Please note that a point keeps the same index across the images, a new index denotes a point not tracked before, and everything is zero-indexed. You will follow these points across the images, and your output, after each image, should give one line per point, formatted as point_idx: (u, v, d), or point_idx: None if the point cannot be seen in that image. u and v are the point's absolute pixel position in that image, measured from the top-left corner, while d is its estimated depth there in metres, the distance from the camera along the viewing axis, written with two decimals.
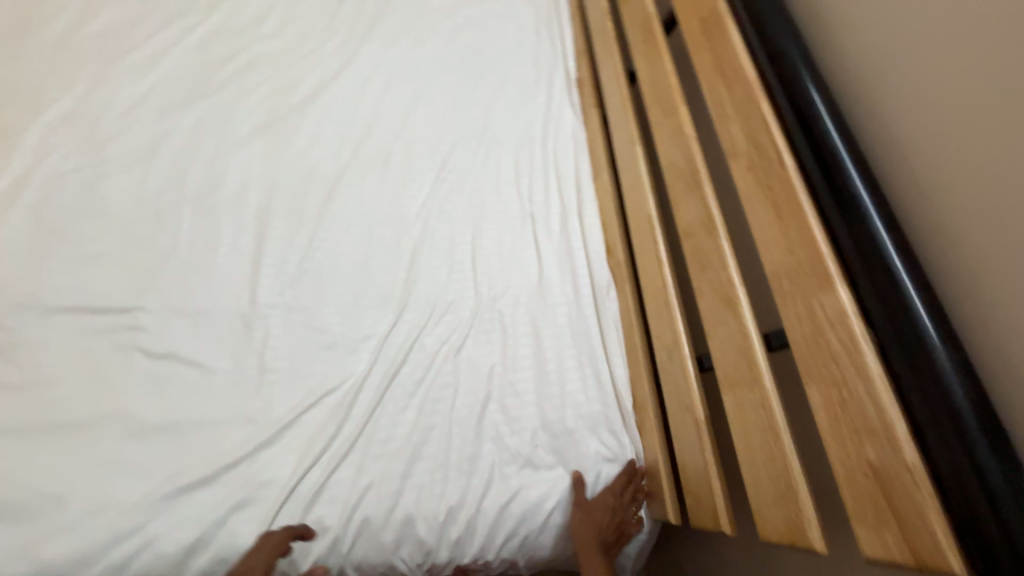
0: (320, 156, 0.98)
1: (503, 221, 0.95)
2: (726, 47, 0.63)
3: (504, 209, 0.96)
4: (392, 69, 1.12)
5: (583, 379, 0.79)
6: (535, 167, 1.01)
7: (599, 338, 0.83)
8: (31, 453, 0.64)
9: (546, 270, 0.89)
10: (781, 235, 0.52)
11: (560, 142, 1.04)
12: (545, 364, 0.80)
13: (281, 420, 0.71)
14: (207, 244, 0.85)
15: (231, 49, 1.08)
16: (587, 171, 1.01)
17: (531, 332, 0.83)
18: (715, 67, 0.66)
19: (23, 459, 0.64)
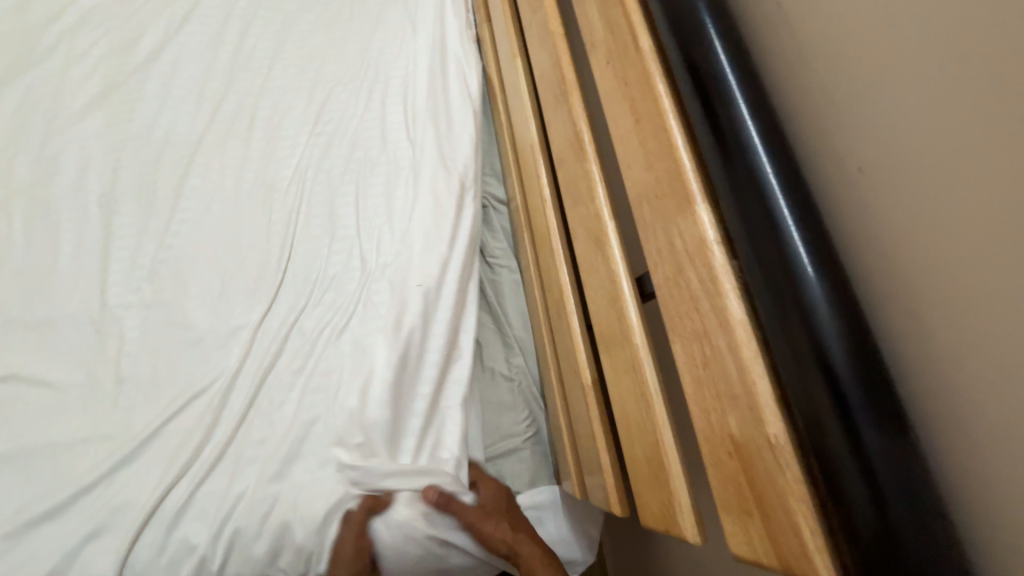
0: (172, 124, 0.84)
1: (389, 174, 0.82)
2: None
3: (390, 160, 0.83)
4: (253, 12, 0.95)
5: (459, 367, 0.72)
6: (424, 104, 0.85)
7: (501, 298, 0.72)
8: None
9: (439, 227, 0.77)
10: (640, 146, 0.39)
11: (453, 72, 0.89)
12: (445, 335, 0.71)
13: (142, 432, 0.63)
14: (44, 242, 0.73)
15: (51, 7, 0.90)
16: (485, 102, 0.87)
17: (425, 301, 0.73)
18: None
19: None
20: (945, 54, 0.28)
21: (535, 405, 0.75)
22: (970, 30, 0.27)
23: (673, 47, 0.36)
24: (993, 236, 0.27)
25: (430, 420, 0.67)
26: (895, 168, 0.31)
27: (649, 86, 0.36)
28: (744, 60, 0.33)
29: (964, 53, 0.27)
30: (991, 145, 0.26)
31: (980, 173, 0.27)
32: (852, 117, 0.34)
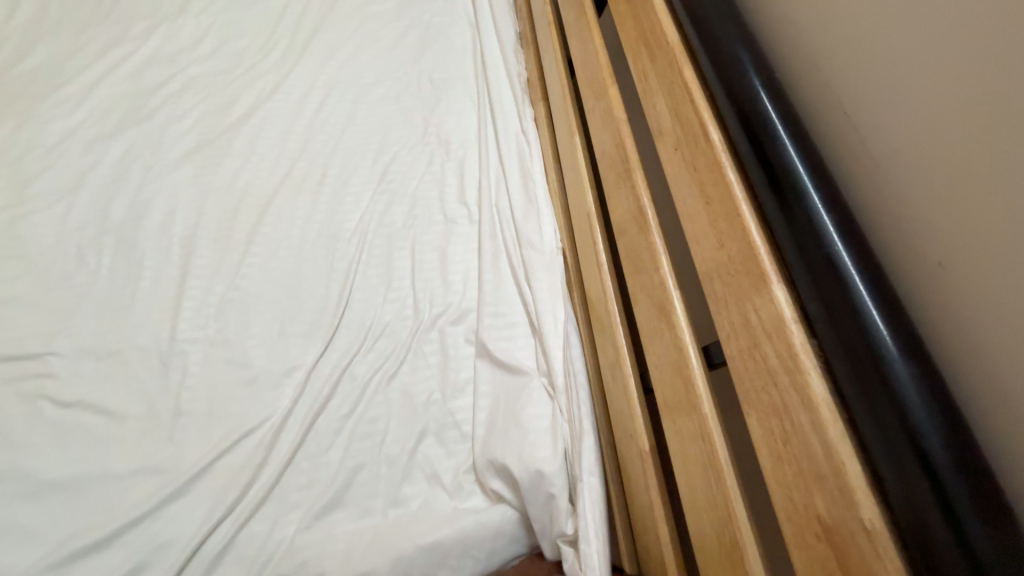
0: (253, 178, 0.92)
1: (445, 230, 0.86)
2: (649, 15, 0.55)
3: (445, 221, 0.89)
4: (331, 83, 1.07)
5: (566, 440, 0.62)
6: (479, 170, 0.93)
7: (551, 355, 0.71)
8: None
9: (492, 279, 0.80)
10: (709, 226, 0.43)
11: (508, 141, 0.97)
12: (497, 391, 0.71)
13: (192, 469, 0.64)
14: (128, 278, 0.79)
15: (162, 76, 1.03)
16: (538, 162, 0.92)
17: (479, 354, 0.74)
18: (639, 39, 0.58)
19: None
20: (959, 144, 0.33)
21: None
22: (978, 126, 0.32)
23: (743, 141, 0.40)
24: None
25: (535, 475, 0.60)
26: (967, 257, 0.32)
27: (722, 173, 0.40)
28: (813, 155, 0.36)
29: (1003, 158, 0.30)
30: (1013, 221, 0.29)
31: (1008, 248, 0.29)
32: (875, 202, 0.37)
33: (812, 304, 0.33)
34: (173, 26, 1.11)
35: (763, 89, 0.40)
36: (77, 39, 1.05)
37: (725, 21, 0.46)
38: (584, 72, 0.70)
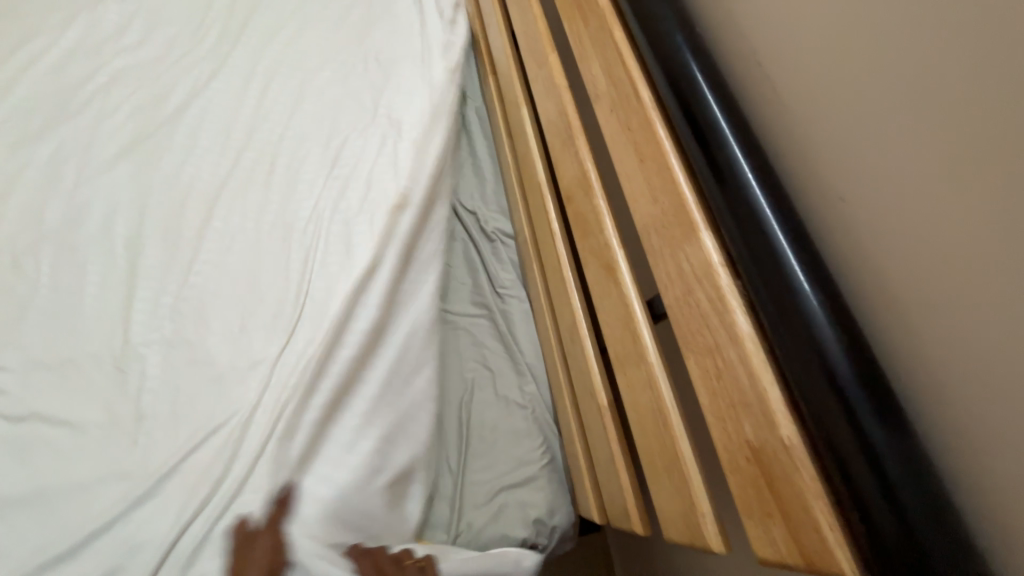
0: (197, 170, 0.89)
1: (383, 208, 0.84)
2: None
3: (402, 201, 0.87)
4: (272, 68, 1.03)
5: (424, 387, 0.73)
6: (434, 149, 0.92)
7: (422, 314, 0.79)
8: None
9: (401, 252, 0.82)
10: (645, 183, 0.44)
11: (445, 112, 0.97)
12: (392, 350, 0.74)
13: (160, 469, 0.63)
14: (72, 285, 0.76)
15: (87, 70, 0.97)
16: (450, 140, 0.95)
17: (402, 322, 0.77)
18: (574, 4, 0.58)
19: None
20: (918, 66, 0.32)
21: (550, 432, 0.76)
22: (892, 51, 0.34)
23: (669, 98, 0.41)
24: (972, 199, 0.30)
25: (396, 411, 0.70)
26: (874, 194, 0.36)
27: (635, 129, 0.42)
28: (732, 107, 0.38)
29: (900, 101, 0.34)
30: (1001, 145, 0.28)
31: (997, 172, 0.29)
32: (855, 143, 0.37)
33: (733, 248, 0.35)
34: (96, 17, 1.04)
35: (686, 45, 0.41)
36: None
37: None
38: (526, 41, 0.69)
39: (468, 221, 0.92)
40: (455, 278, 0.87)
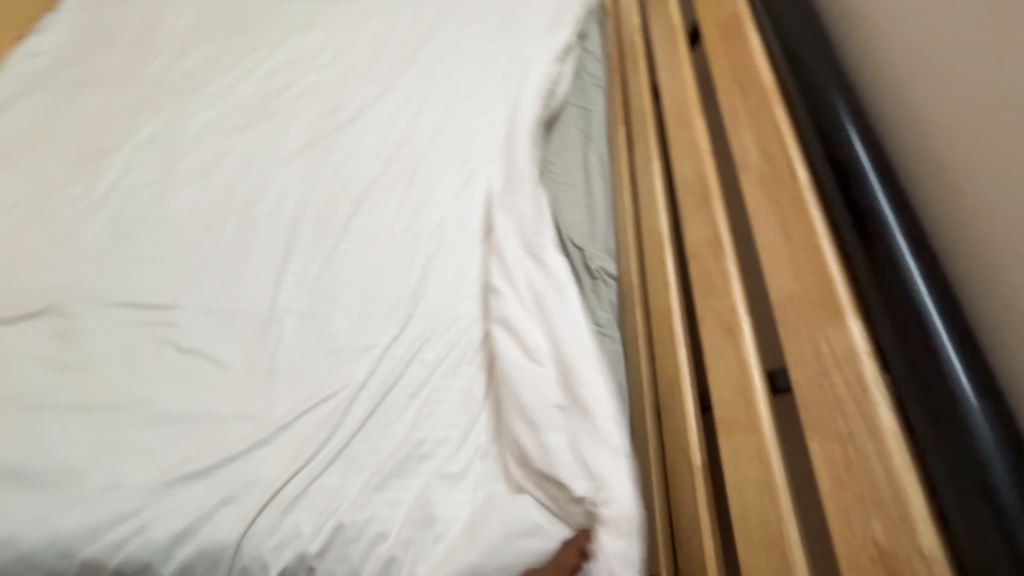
0: (352, 170, 1.04)
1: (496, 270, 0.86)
2: (746, 62, 0.61)
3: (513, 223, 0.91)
4: (424, 93, 1.18)
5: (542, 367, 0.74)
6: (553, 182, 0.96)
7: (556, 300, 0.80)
8: (57, 428, 0.71)
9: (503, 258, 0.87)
10: (789, 259, 0.46)
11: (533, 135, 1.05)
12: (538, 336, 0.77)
13: (281, 420, 0.73)
14: (241, 250, 0.92)
15: (286, 79, 1.20)
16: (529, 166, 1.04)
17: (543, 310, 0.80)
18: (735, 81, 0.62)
19: (49, 435, 0.71)
20: None
21: None
22: None
23: (834, 187, 0.44)
24: None
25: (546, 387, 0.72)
26: None
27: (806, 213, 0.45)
28: (905, 208, 0.40)
29: None
30: None
31: None
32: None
33: (889, 344, 0.36)
34: (301, 37, 1.29)
35: (860, 142, 0.44)
36: (225, 45, 1.26)
37: (827, 77, 0.50)
38: (671, 101, 0.74)
39: (579, 255, 0.91)
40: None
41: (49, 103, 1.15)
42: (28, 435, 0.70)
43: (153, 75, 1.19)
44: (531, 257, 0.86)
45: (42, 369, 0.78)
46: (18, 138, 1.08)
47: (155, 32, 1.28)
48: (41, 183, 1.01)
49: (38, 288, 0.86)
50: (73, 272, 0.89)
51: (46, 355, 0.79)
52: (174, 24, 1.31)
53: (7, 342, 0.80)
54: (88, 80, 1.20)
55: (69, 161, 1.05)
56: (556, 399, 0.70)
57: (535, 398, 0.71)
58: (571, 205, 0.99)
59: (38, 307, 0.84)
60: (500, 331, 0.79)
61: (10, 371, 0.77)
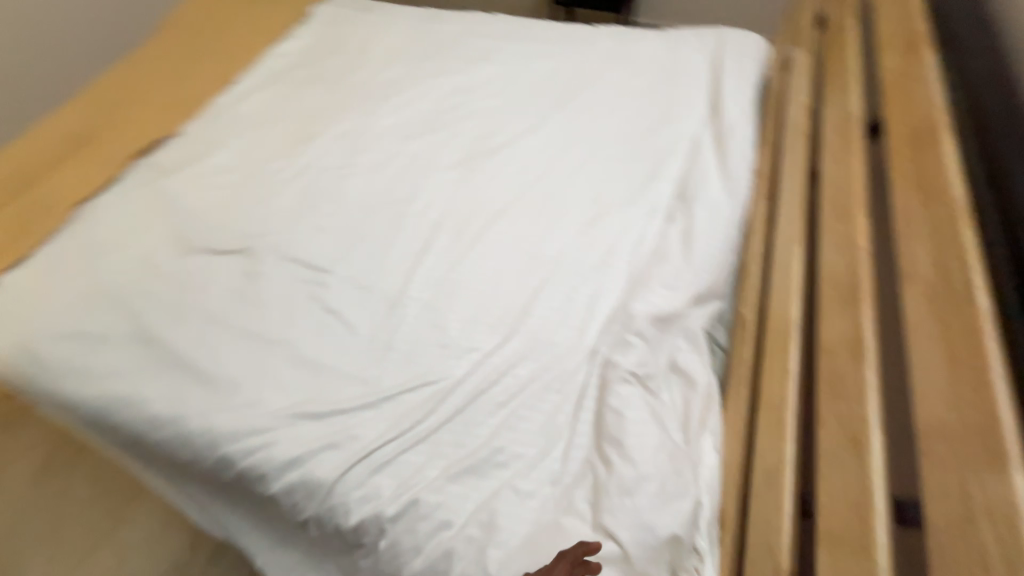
0: (494, 188, 1.16)
1: (615, 328, 0.89)
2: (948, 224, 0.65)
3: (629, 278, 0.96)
4: (571, 131, 1.27)
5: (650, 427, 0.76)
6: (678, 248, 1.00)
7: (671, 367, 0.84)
8: (230, 345, 0.90)
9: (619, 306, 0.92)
10: (960, 417, 0.50)
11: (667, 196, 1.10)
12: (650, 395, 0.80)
13: (386, 390, 0.83)
14: (388, 238, 1.07)
15: (457, 102, 1.38)
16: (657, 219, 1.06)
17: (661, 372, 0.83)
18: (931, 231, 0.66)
19: (224, 349, 0.90)
20: None
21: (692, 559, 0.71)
22: None
23: None
24: None
25: (652, 448, 0.74)
26: None
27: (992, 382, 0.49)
28: None
29: None
30: None
31: None
32: None
33: None
34: (476, 67, 1.47)
35: None
36: (417, 68, 1.50)
37: None
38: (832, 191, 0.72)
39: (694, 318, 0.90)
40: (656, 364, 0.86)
41: (283, 94, 1.48)
42: (211, 344, 0.90)
43: (359, 87, 1.47)
44: (634, 321, 0.89)
45: (230, 296, 0.99)
46: (256, 117, 1.41)
47: (369, 52, 1.58)
48: (262, 153, 1.30)
49: (241, 233, 1.10)
50: (267, 225, 1.12)
51: (235, 286, 1.00)
52: (384, 47, 1.60)
53: (213, 269, 1.03)
54: (313, 81, 1.52)
55: (283, 140, 1.33)
56: (662, 462, 0.73)
57: (642, 454, 0.74)
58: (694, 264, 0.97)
59: (238, 247, 1.07)
60: (620, 379, 0.81)
61: (210, 292, 0.99)
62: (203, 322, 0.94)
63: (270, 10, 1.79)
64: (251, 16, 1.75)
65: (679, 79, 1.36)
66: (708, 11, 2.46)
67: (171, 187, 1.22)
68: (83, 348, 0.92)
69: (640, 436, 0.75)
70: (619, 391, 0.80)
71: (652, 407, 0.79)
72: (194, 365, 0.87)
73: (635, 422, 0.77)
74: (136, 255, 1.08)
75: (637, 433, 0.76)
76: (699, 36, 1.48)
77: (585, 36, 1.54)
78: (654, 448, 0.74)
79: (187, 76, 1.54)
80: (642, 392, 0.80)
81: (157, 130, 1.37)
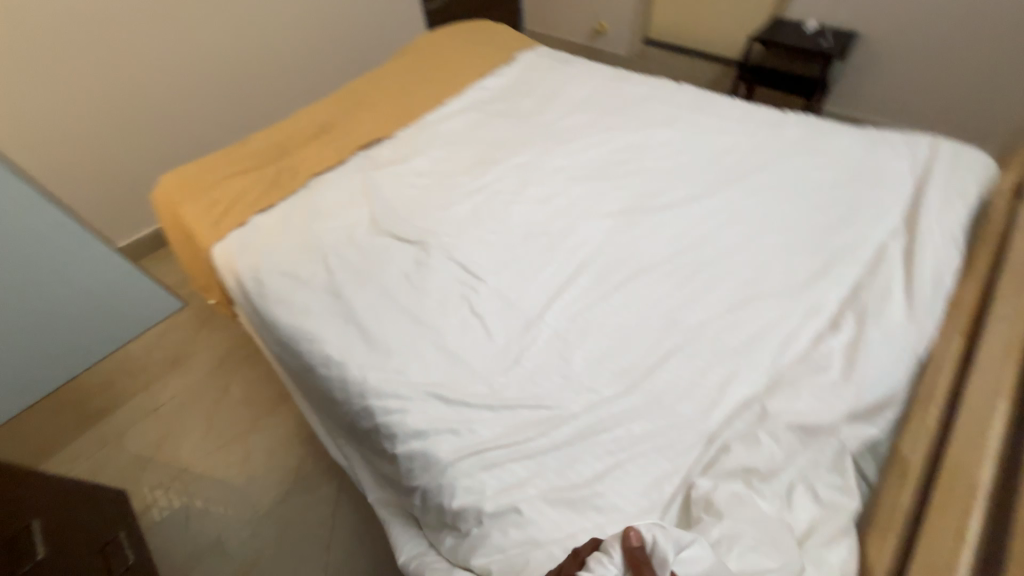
0: (646, 244, 1.20)
1: (742, 421, 0.86)
2: None
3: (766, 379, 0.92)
4: (736, 208, 1.26)
5: (756, 520, 0.71)
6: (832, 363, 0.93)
7: (791, 475, 0.77)
8: (391, 319, 1.07)
9: (750, 399, 0.89)
10: None
11: (831, 301, 1.03)
12: (763, 495, 0.75)
13: (506, 400, 0.90)
14: (538, 265, 1.18)
15: (626, 158, 1.47)
16: (814, 321, 1.00)
17: (785, 479, 0.77)
18: None
19: (387, 320, 1.07)
20: None
21: None
22: None
23: None
24: None
25: (752, 542, 0.68)
26: None
27: None
28: None
29: None
30: None
31: None
32: None
33: None
34: (653, 130, 1.55)
35: None
36: (596, 121, 1.64)
37: None
38: None
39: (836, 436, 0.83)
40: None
41: (476, 121, 1.72)
42: (380, 312, 1.08)
43: (541, 128, 1.65)
44: (764, 418, 0.85)
45: (400, 277, 1.17)
46: (453, 136, 1.66)
47: (557, 100, 1.77)
48: (451, 167, 1.53)
49: (419, 229, 1.30)
50: (440, 227, 1.31)
51: (406, 270, 1.19)
52: (571, 97, 1.78)
53: (393, 251, 1.24)
54: (504, 115, 1.74)
55: (470, 160, 1.55)
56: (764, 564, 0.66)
57: (735, 545, 0.68)
58: (852, 383, 0.88)
59: (414, 240, 1.27)
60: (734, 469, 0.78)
61: (387, 269, 1.19)
62: (377, 292, 1.13)
63: (484, 50, 2.10)
64: (468, 53, 2.08)
65: (870, 180, 1.28)
66: (923, 109, 2.25)
67: (378, 178, 1.50)
68: (290, 286, 1.17)
69: (744, 530, 0.70)
70: (730, 481, 0.76)
71: (764, 507, 0.73)
72: (363, 326, 1.05)
73: (745, 516, 0.71)
74: (343, 225, 1.35)
75: (739, 524, 0.70)
76: (907, 140, 1.37)
77: (771, 120, 1.53)
78: (756, 548, 0.68)
79: (408, 93, 1.88)
80: (755, 493, 0.75)
81: (376, 132, 1.70)
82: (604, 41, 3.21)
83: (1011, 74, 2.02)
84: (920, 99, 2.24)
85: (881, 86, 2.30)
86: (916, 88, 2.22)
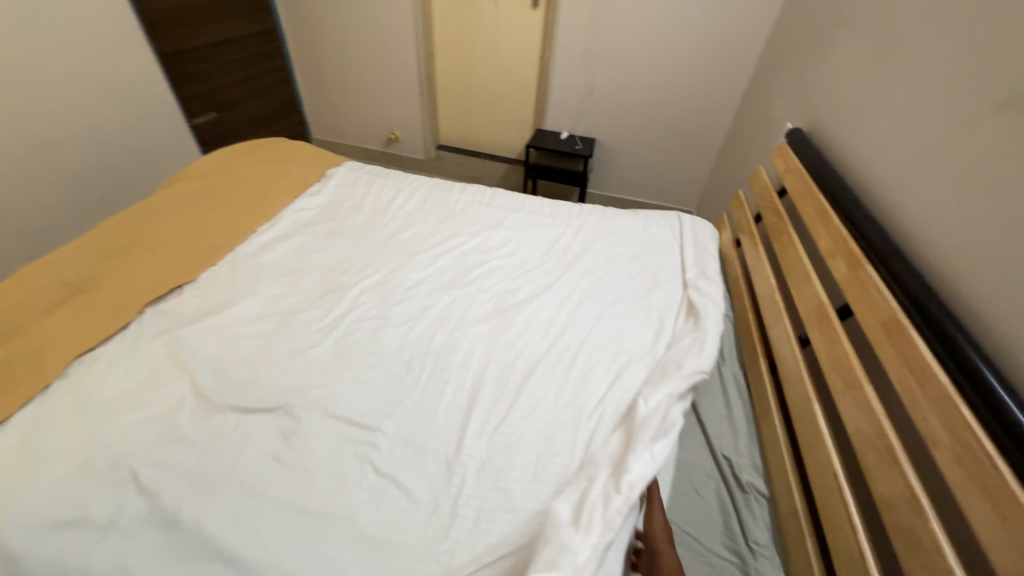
0: (525, 339, 1.28)
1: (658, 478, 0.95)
2: (911, 349, 0.79)
3: (651, 409, 1.00)
4: (578, 289, 1.49)
5: None
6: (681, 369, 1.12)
7: None
8: (275, 527, 0.81)
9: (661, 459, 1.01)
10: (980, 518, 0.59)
11: None
12: None
13: (461, 569, 0.79)
14: (434, 391, 1.10)
15: (474, 261, 1.56)
16: None
17: None
18: (904, 363, 0.80)
19: (269, 531, 0.81)
20: None
21: None
22: None
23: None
24: None
25: None
26: None
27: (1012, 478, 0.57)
28: None
29: None
30: None
31: None
32: None
33: None
34: (487, 231, 1.71)
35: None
36: (434, 229, 1.71)
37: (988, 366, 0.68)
38: (833, 361, 0.92)
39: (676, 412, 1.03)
40: (708, 514, 0.95)
41: (303, 247, 1.56)
42: (255, 523, 0.82)
43: (380, 243, 1.61)
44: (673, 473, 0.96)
45: (266, 462, 0.91)
46: (284, 266, 1.47)
47: (388, 213, 1.78)
48: (291, 303, 1.33)
49: (271, 390, 1.06)
50: (300, 380, 1.09)
51: (271, 448, 0.93)
52: (400, 208, 1.81)
53: (245, 428, 0.97)
54: (335, 235, 1.64)
55: (312, 288, 1.39)
56: None
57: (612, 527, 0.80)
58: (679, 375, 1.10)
59: (269, 406, 1.02)
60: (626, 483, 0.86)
61: (245, 458, 0.91)
62: (239, 496, 0.85)
63: (290, 167, 1.97)
64: (271, 171, 1.91)
65: (654, 248, 1.70)
66: (650, 186, 3.14)
67: (192, 336, 1.18)
68: (83, 538, 0.78)
69: None
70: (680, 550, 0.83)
71: None
72: (233, 556, 0.77)
73: None
74: (150, 414, 0.99)
75: None
76: (664, 215, 1.88)
77: (573, 210, 1.88)
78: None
79: (200, 221, 1.58)
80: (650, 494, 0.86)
81: (165, 276, 1.35)
82: (402, 148, 3.45)
83: (692, 158, 2.96)
84: (646, 180, 3.12)
85: (620, 171, 3.13)
86: (642, 171, 3.08)
